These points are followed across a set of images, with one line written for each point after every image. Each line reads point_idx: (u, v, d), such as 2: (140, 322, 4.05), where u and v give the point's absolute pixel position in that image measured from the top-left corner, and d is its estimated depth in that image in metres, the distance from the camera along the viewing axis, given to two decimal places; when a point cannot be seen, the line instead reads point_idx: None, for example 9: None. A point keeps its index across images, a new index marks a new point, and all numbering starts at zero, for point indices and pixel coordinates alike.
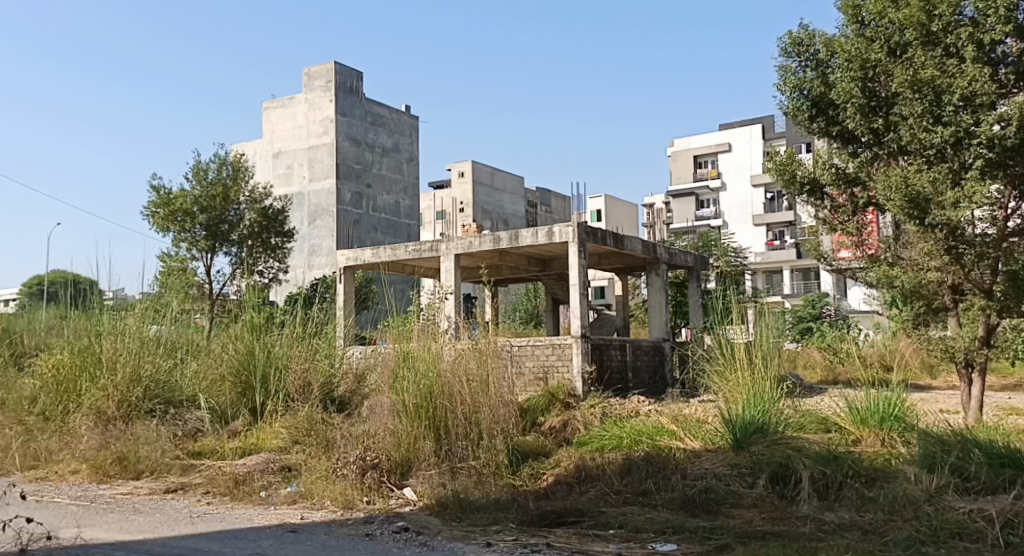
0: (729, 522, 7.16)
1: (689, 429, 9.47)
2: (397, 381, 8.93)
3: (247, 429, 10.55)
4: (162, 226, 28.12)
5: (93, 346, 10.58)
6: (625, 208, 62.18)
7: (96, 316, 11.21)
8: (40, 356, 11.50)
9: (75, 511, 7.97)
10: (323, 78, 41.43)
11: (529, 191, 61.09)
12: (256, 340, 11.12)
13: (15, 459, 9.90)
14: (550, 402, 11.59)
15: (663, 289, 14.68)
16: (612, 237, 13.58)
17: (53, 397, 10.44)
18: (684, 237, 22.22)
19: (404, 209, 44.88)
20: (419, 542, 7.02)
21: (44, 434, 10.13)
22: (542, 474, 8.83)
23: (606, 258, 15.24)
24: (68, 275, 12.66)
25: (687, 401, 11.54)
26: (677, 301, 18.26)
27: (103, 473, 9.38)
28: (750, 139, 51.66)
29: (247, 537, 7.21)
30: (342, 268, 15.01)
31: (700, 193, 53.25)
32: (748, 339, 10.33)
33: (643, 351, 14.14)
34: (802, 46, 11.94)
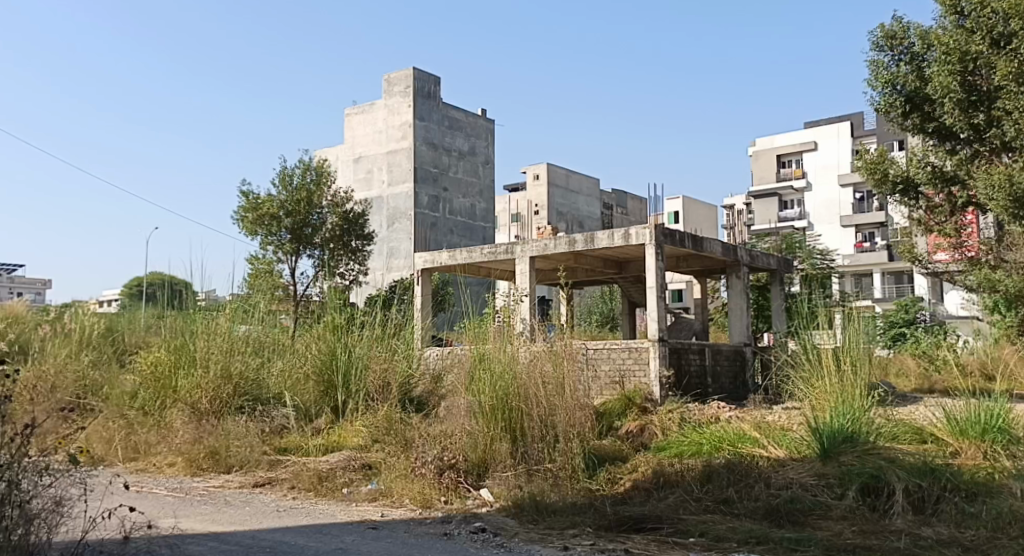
0: (818, 534, 6.97)
1: (773, 437, 9.28)
2: (474, 382, 8.95)
3: (329, 427, 10.62)
4: (250, 229, 28.78)
5: (188, 345, 10.79)
6: (705, 209, 61.55)
7: (190, 314, 11.50)
8: (138, 354, 11.85)
9: (172, 501, 8.16)
10: (401, 85, 41.90)
11: (606, 193, 60.87)
12: (338, 341, 11.15)
13: (118, 451, 10.16)
14: (627, 406, 11.47)
15: (744, 292, 14.52)
16: (689, 239, 13.38)
17: (152, 393, 10.63)
18: (768, 240, 21.90)
19: (481, 211, 45.08)
20: (496, 543, 7.00)
21: (144, 427, 10.38)
22: (619, 478, 8.74)
23: (683, 260, 15.05)
24: (166, 276, 13.03)
25: (771, 407, 11.31)
26: (760, 306, 17.94)
27: (197, 466, 9.62)
28: (839, 137, 50.66)
29: (331, 532, 7.29)
30: (420, 270, 15.13)
31: (785, 193, 52.48)
32: (835, 344, 10.04)
33: (723, 356, 13.91)
34: (895, 40, 14.13)
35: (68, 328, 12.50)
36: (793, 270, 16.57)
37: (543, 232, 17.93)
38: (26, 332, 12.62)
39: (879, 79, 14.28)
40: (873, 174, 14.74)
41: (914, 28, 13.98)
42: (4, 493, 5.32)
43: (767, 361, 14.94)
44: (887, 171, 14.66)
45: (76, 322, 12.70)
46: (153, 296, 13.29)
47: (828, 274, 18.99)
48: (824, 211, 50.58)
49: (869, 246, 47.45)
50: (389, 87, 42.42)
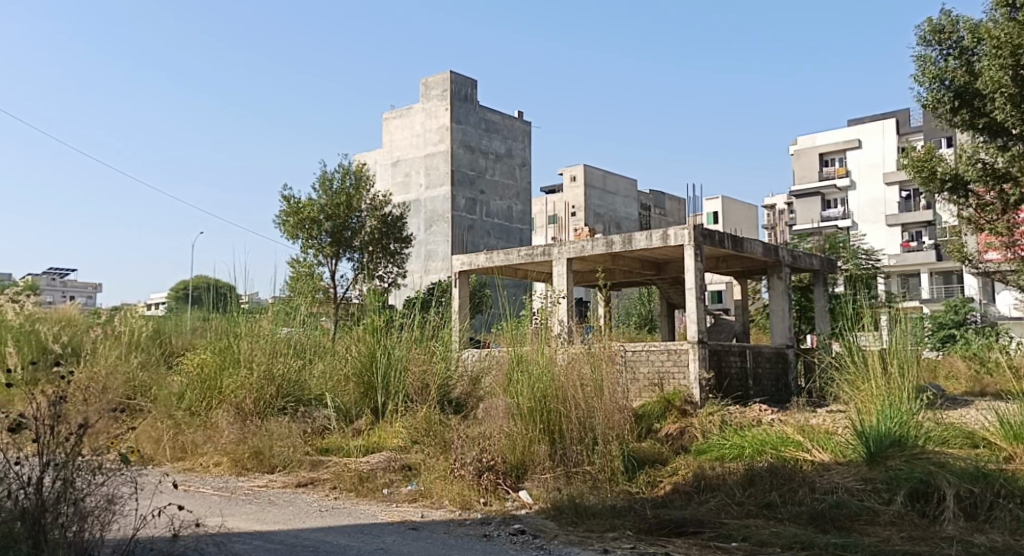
0: (864, 540, 6.87)
1: (817, 441, 9.18)
2: (512, 384, 8.95)
3: (369, 428, 10.68)
4: (291, 234, 28.90)
5: (232, 346, 10.98)
6: (745, 209, 61.09)
7: (234, 318, 11.57)
8: (185, 356, 11.91)
9: (219, 500, 8.23)
10: (438, 88, 42.07)
11: (644, 194, 60.65)
12: (378, 343, 11.17)
13: (165, 451, 10.14)
14: (666, 408, 11.39)
15: (786, 293, 14.38)
16: (729, 239, 13.26)
17: (197, 393, 10.76)
18: (811, 240, 21.68)
19: (517, 213, 45.07)
20: (536, 545, 6.97)
21: (190, 428, 10.39)
22: (659, 481, 8.69)
23: (723, 261, 14.94)
24: (211, 279, 13.17)
25: (814, 410, 11.18)
26: (802, 306, 17.73)
27: (241, 466, 9.65)
28: (883, 134, 49.89)
29: (372, 532, 7.31)
30: (457, 272, 15.16)
31: (828, 192, 52.12)
32: (881, 346, 9.88)
33: (764, 357, 13.77)
34: (944, 34, 14.08)
35: (117, 330, 12.54)
36: (837, 270, 16.38)
37: (580, 234, 17.88)
38: (74, 332, 12.55)
39: (927, 74, 14.14)
40: (920, 172, 14.72)
41: (963, 22, 13.93)
42: (59, 491, 5.46)
43: (810, 363, 14.77)
44: (935, 169, 14.62)
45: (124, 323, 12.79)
46: (198, 299, 13.29)
47: (872, 274, 18.72)
48: (869, 210, 50.02)
49: (915, 246, 46.78)
50: (426, 91, 42.58)
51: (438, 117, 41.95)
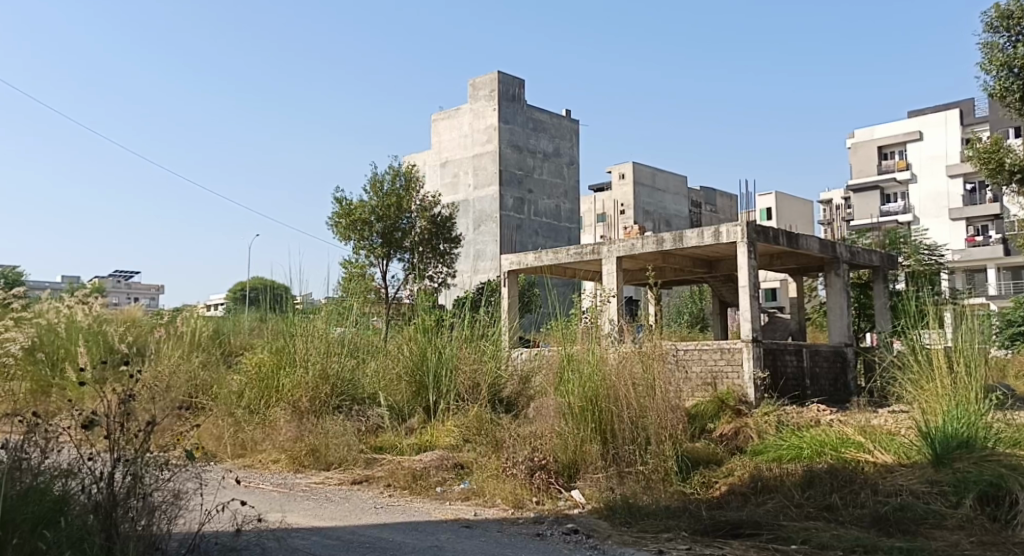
0: (932, 545, 6.70)
1: (879, 442, 9.03)
2: (563, 384, 8.88)
3: (422, 427, 10.71)
4: (343, 235, 29.23)
5: (288, 346, 11.07)
6: (800, 204, 60.25)
7: (289, 318, 11.64)
8: (244, 355, 12.01)
9: (278, 496, 8.30)
10: (486, 88, 42.13)
11: (694, 190, 60.13)
12: (428, 342, 11.29)
13: (227, 448, 10.25)
14: (720, 408, 11.27)
15: (844, 291, 14.14)
16: (784, 236, 13.08)
17: (256, 393, 10.85)
18: (870, 235, 21.27)
19: (566, 212, 44.94)
20: (589, 545, 6.93)
21: (250, 425, 10.51)
22: (714, 482, 8.57)
23: (778, 257, 14.73)
24: (267, 280, 13.30)
25: (876, 410, 10.96)
26: (861, 304, 17.40)
27: (299, 463, 9.71)
28: (946, 126, 48.90)
29: (426, 530, 7.33)
30: (506, 272, 15.16)
31: (887, 186, 51.31)
32: (946, 345, 9.57)
33: (823, 357, 13.57)
34: (1012, 20, 13.64)
35: (179, 330, 12.70)
36: (898, 267, 16.13)
37: (629, 232, 17.80)
38: (137, 332, 12.73)
39: (994, 62, 13.85)
40: (987, 163, 14.33)
41: None
42: (128, 486, 5.53)
43: (870, 362, 14.52)
44: (1003, 160, 14.20)
45: (185, 325, 12.88)
46: (256, 299, 13.37)
47: (935, 270, 18.28)
48: (930, 204, 49.04)
49: (981, 240, 45.60)
50: (474, 91, 42.72)
51: (486, 117, 42.04)
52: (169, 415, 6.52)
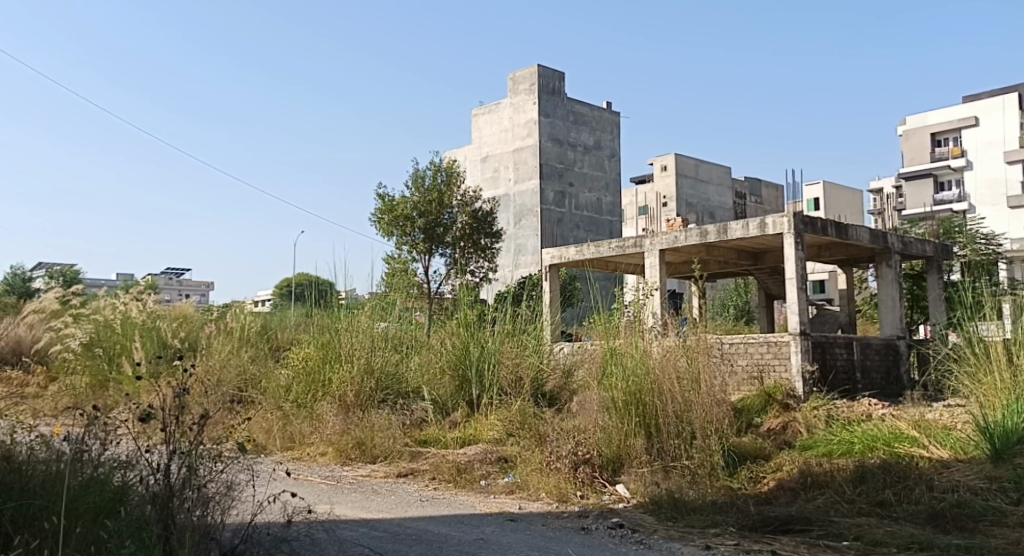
0: (992, 543, 6.55)
1: (934, 438, 8.86)
2: (607, 376, 8.82)
3: (465, 420, 10.72)
4: (386, 231, 29.42)
5: (334, 340, 11.15)
6: (847, 193, 59.37)
7: (333, 313, 11.71)
8: (292, 350, 12.06)
9: (326, 489, 8.35)
10: (526, 82, 42.09)
11: (738, 181, 59.55)
12: (470, 337, 11.24)
13: (276, 440, 10.23)
14: (767, 402, 11.16)
15: (896, 283, 13.93)
16: (833, 227, 12.89)
17: (303, 387, 10.92)
18: (924, 224, 20.88)
19: (608, 205, 44.70)
20: (635, 540, 6.87)
21: (298, 418, 10.52)
22: (762, 477, 8.47)
23: (826, 249, 14.54)
24: (312, 276, 13.41)
25: (930, 404, 10.76)
26: (914, 295, 17.11)
27: (346, 456, 9.71)
28: (1003, 111, 47.87)
29: (471, 523, 7.33)
30: (547, 265, 15.13)
31: (941, 173, 50.57)
32: (1005, 337, 9.36)
33: (874, 350, 13.37)
34: None
35: (229, 326, 12.87)
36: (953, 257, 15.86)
37: (673, 224, 17.72)
38: (189, 328, 12.94)
39: None
40: None
41: None
42: (184, 477, 5.56)
43: (924, 355, 14.27)
44: None
45: (235, 321, 13.03)
46: (302, 295, 13.42)
47: (992, 259, 17.88)
48: (987, 192, 48.21)
49: None
50: (514, 85, 42.75)
51: (527, 111, 42.02)
52: (220, 409, 6.56)
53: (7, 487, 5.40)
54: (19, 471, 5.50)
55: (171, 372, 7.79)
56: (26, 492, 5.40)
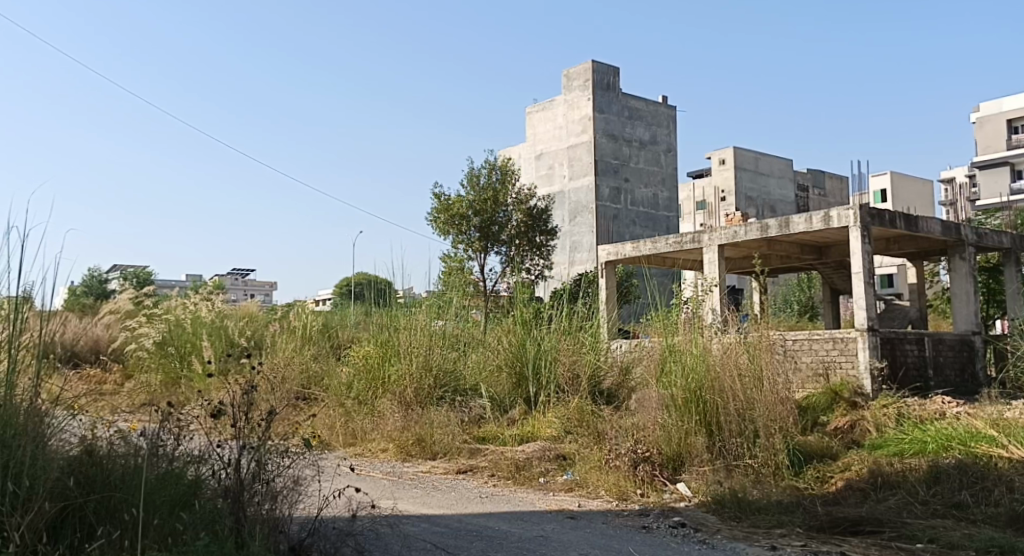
0: None
1: (1012, 437, 8.60)
2: (666, 374, 8.72)
3: (523, 418, 10.67)
4: (442, 229, 29.63)
5: (393, 339, 11.21)
6: (917, 184, 58.09)
7: (392, 311, 11.81)
8: (352, 348, 12.14)
9: (387, 485, 8.38)
10: (581, 78, 41.94)
11: (802, 173, 58.60)
12: (527, 335, 11.20)
13: (339, 436, 10.28)
14: (834, 400, 10.95)
15: (969, 276, 13.54)
16: (901, 219, 12.60)
17: (364, 384, 10.98)
18: (1000, 215, 20.28)
19: (664, 201, 44.28)
20: (698, 539, 6.78)
21: (359, 415, 10.58)
22: (829, 477, 8.29)
23: (894, 242, 14.21)
24: (371, 276, 13.48)
25: (1007, 402, 10.45)
26: (990, 289, 16.62)
27: (406, 452, 9.74)
28: None
29: (532, 520, 7.30)
30: (604, 262, 15.03)
31: (1016, 161, 49.27)
32: None
33: (946, 346, 13.04)
34: None
35: (292, 325, 13.05)
36: None
37: (731, 218, 17.51)
38: (254, 327, 13.21)
39: None
40: None
41: None
42: (253, 471, 5.70)
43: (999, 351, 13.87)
44: None
45: (297, 320, 13.23)
46: (362, 294, 13.53)
47: None
48: None
49: None
50: (568, 82, 42.67)
51: (582, 108, 41.89)
52: (286, 406, 6.66)
53: (87, 479, 5.37)
54: (100, 463, 5.46)
55: (236, 369, 7.90)
56: (107, 485, 5.39)
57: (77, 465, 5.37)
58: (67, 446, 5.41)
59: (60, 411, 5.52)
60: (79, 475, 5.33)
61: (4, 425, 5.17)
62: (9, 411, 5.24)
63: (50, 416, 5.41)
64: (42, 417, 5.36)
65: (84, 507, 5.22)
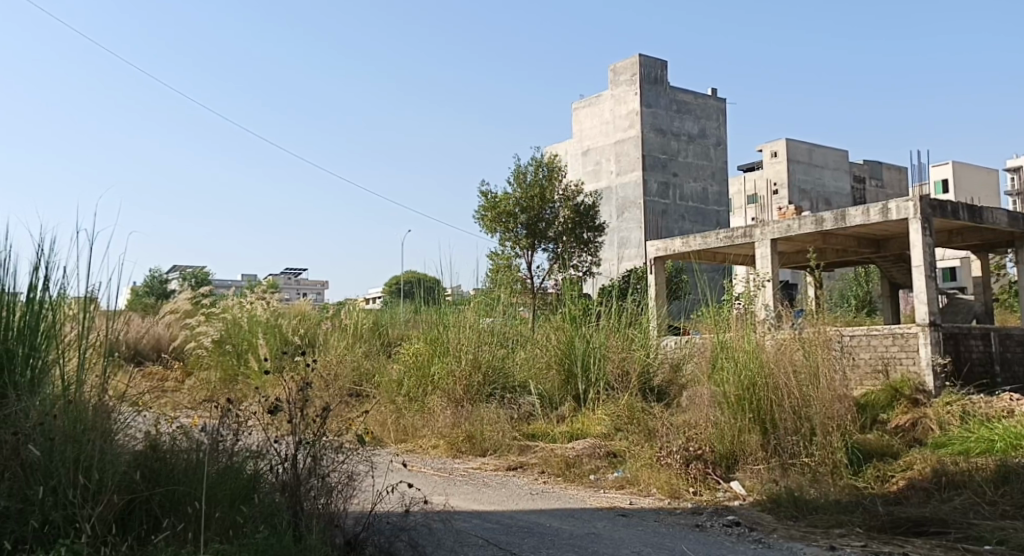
0: None
1: None
2: (718, 372, 8.61)
3: (573, 415, 10.57)
4: (490, 227, 29.70)
5: (442, 337, 11.22)
6: (980, 174, 56.75)
7: (440, 309, 11.85)
8: (402, 345, 12.18)
9: (439, 481, 8.37)
10: (628, 73, 41.71)
11: (862, 165, 57.49)
12: (576, 331, 11.10)
13: (391, 433, 10.30)
14: (894, 398, 10.74)
15: None
16: (964, 210, 12.32)
17: (414, 381, 11.02)
18: None
19: (714, 195, 43.78)
20: (754, 538, 6.67)
21: (410, 412, 10.62)
22: (890, 476, 8.12)
23: (957, 234, 13.91)
24: (421, 274, 13.51)
25: None
26: None
27: (457, 449, 9.73)
28: None
29: (583, 517, 7.25)
30: (653, 258, 14.92)
31: None
32: None
33: (1013, 341, 12.70)
34: None
35: (344, 323, 13.17)
36: None
37: (783, 212, 17.27)
38: (308, 324, 13.36)
39: None
40: None
41: None
42: (309, 466, 5.72)
43: None
44: None
45: (349, 318, 13.35)
46: (412, 292, 13.56)
47: None
48: None
49: None
50: (615, 77, 42.51)
51: (628, 102, 41.69)
52: (339, 402, 6.71)
53: (153, 473, 5.44)
54: (163, 458, 5.53)
55: (292, 366, 7.97)
56: (170, 479, 5.44)
57: (143, 460, 5.45)
58: (132, 441, 5.50)
59: (126, 407, 5.61)
60: (144, 469, 5.41)
61: (75, 419, 5.21)
62: (79, 406, 5.31)
63: (117, 412, 5.49)
64: (110, 412, 5.42)
65: (150, 500, 5.28)
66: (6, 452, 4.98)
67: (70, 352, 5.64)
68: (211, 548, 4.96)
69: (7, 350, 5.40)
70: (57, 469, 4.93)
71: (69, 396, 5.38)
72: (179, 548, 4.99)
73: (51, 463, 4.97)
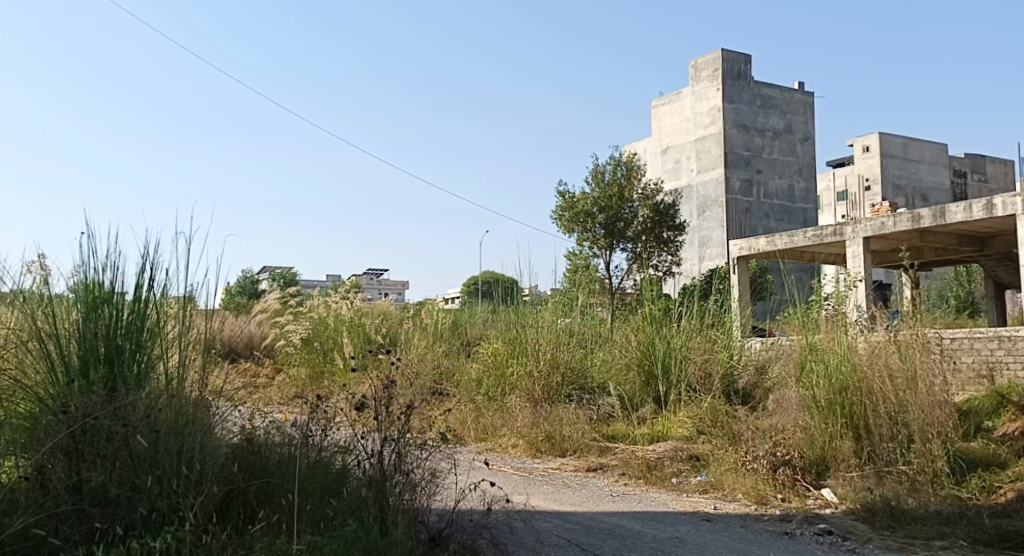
0: None
1: None
2: (809, 374, 8.40)
3: (654, 417, 10.36)
4: (567, 227, 29.57)
5: (520, 337, 11.16)
6: None
7: (520, 310, 11.78)
8: (481, 345, 12.15)
9: (518, 480, 8.30)
10: (709, 69, 41.17)
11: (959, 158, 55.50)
12: (656, 332, 10.88)
13: (471, 431, 10.24)
14: (1001, 404, 10.26)
15: None
16: None
17: (494, 379, 11.04)
18: None
19: (800, 192, 42.74)
20: (846, 548, 6.44)
21: (489, 410, 10.58)
22: (996, 487, 7.74)
23: None
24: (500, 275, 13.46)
25: None
26: None
27: (537, 449, 9.65)
28: None
29: (666, 521, 7.09)
30: (736, 257, 14.64)
31: None
32: None
33: None
34: None
35: (424, 321, 13.06)
36: None
37: (877, 209, 16.76)
38: (389, 324, 13.42)
39: None
40: None
41: None
42: (394, 462, 5.68)
43: None
44: None
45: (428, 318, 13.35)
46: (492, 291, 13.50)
47: None
48: None
49: None
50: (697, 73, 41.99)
51: (710, 98, 41.12)
52: (423, 402, 6.67)
53: (249, 466, 5.50)
54: (258, 452, 5.58)
55: (375, 366, 7.99)
56: (265, 472, 5.49)
57: (240, 452, 5.50)
58: (229, 434, 5.55)
59: (223, 403, 5.69)
60: (241, 462, 5.46)
61: (178, 412, 5.29)
62: (181, 402, 5.38)
63: (215, 407, 5.57)
64: (208, 407, 5.51)
65: (246, 492, 5.33)
66: (115, 443, 4.96)
67: (172, 351, 5.61)
68: (303, 541, 4.96)
69: (116, 348, 5.37)
70: (162, 460, 5.01)
71: (171, 391, 5.42)
72: (272, 538, 5.03)
73: (157, 454, 5.02)
